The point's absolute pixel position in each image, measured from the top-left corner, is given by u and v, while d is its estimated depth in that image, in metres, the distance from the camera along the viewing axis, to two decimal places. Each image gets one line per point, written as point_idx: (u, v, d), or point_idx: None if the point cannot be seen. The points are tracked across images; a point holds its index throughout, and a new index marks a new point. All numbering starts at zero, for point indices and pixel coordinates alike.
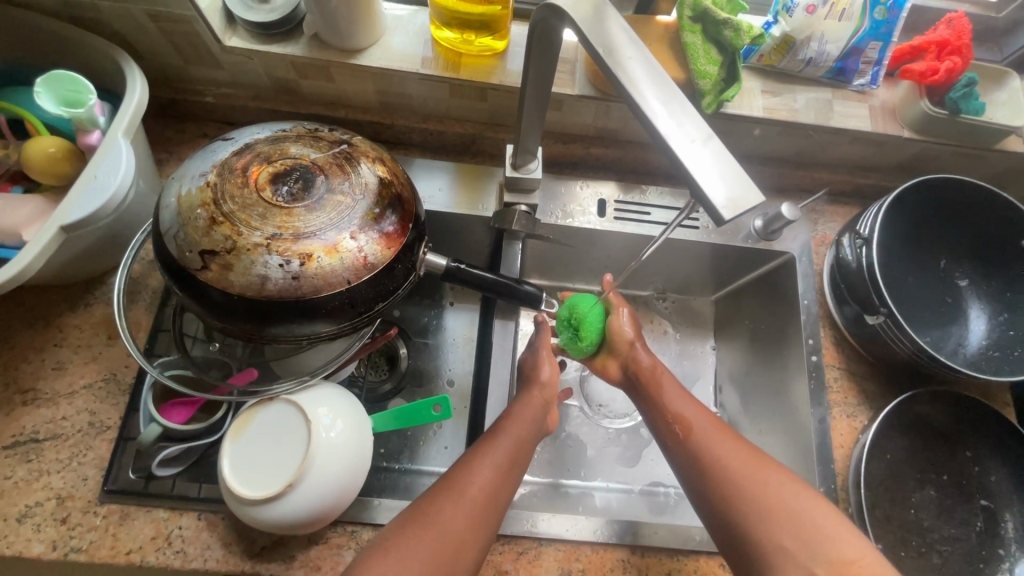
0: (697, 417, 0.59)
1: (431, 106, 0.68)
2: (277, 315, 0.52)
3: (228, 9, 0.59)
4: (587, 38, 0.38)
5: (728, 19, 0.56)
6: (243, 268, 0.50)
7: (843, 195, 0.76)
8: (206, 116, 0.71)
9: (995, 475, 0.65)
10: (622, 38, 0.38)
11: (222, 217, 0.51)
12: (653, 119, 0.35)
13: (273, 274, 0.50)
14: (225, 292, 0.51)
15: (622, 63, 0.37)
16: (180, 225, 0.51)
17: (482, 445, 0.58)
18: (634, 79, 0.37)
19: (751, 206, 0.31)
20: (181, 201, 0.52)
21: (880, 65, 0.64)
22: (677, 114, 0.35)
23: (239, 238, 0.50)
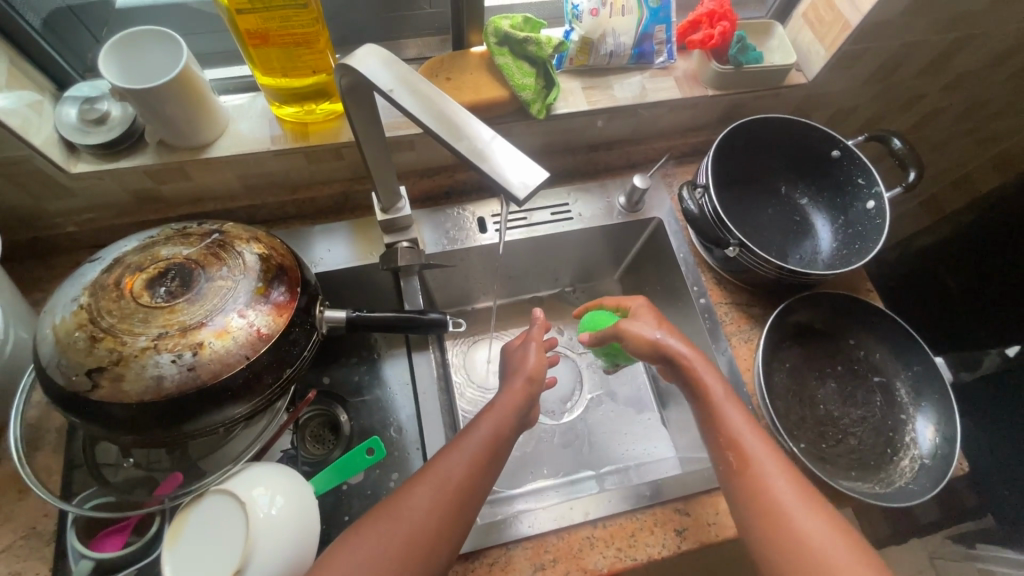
0: (761, 450, 0.56)
1: (294, 178, 0.71)
2: (184, 410, 0.53)
3: (66, 139, 0.60)
4: (375, 84, 0.43)
5: (528, 37, 0.65)
6: (135, 374, 0.51)
7: (686, 156, 0.86)
8: (76, 246, 0.71)
9: (878, 353, 0.73)
10: (411, 73, 0.43)
11: (103, 332, 0.51)
12: (452, 135, 0.40)
13: (167, 371, 0.51)
14: (122, 403, 0.51)
15: (415, 93, 0.42)
16: (61, 353, 0.52)
17: (461, 440, 0.59)
18: (430, 105, 0.42)
19: (538, 183, 0.37)
20: (57, 330, 0.52)
21: (670, 43, 0.75)
22: (465, 127, 0.40)
23: (124, 347, 0.51)
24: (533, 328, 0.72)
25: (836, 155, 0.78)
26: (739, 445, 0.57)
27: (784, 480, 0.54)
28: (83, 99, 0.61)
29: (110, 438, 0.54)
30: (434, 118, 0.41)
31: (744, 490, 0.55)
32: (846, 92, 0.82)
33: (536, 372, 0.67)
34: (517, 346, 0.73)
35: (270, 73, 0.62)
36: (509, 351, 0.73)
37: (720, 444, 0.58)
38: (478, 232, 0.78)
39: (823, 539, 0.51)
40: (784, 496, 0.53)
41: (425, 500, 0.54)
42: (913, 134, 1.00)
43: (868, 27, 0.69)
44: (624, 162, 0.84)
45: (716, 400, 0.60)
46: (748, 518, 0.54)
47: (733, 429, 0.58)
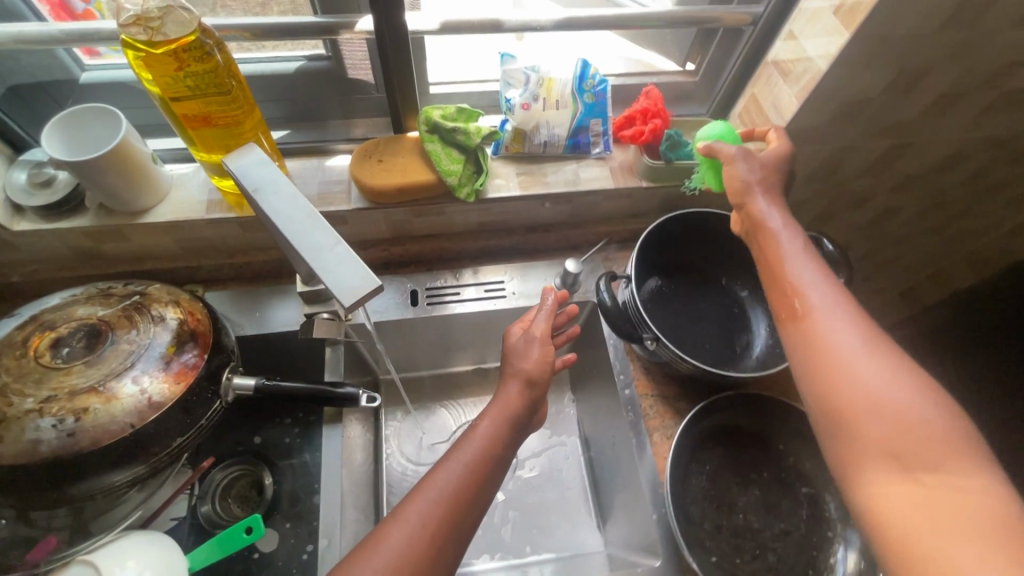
0: (826, 300, 0.49)
1: (230, 244, 0.74)
2: (59, 476, 0.53)
3: (12, 200, 0.64)
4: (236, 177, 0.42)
5: (456, 127, 0.68)
6: (14, 437, 0.52)
7: (629, 241, 0.86)
8: (20, 294, 0.74)
9: (808, 461, 0.69)
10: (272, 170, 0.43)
11: None
12: (299, 236, 0.40)
13: (45, 436, 0.52)
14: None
15: (271, 190, 0.42)
16: None
17: (435, 473, 0.54)
18: (292, 206, 0.41)
19: (371, 291, 0.37)
20: None
21: (607, 134, 0.77)
22: (312, 229, 0.40)
23: (10, 408, 0.52)
24: (535, 327, 0.65)
25: None
26: (782, 277, 0.52)
27: (849, 327, 0.47)
28: (34, 164, 0.66)
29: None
30: (283, 218, 0.40)
31: (802, 344, 0.48)
32: (788, 190, 0.82)
33: (545, 360, 0.63)
34: (515, 338, 0.65)
35: (208, 151, 0.65)
36: (509, 344, 0.65)
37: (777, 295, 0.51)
38: (411, 305, 0.79)
39: (904, 402, 0.42)
40: (811, 306, 0.49)
41: (398, 541, 0.48)
42: (873, 230, 0.99)
43: (793, 132, 0.70)
44: (566, 243, 0.85)
45: (783, 254, 0.53)
46: (805, 382, 0.48)
47: (795, 278, 0.51)
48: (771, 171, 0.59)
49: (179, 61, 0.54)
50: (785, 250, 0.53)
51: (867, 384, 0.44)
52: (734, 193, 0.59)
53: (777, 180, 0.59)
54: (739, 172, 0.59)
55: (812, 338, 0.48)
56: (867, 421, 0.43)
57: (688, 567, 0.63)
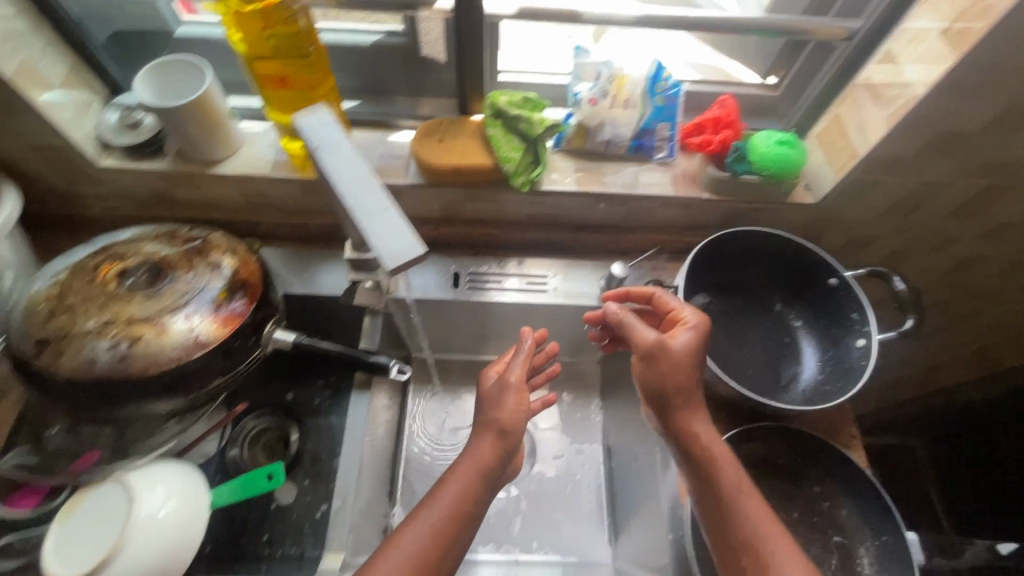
0: (763, 522, 0.53)
1: (289, 205, 0.76)
2: (106, 394, 0.56)
3: (101, 137, 0.69)
4: (305, 136, 0.44)
5: (520, 115, 0.68)
6: (74, 352, 0.56)
7: (681, 253, 0.83)
8: (97, 226, 0.79)
9: (845, 509, 0.65)
10: (337, 131, 0.44)
11: (63, 308, 0.57)
12: (353, 196, 0.41)
13: (101, 356, 0.56)
14: (50, 376, 0.55)
15: (334, 151, 0.43)
16: (24, 319, 0.58)
17: (404, 533, 0.55)
18: (351, 168, 0.42)
19: (414, 257, 0.38)
20: (30, 298, 0.59)
21: (673, 140, 0.75)
22: (367, 191, 0.41)
23: (75, 326, 0.56)
24: (512, 375, 0.66)
25: (833, 284, 0.72)
26: (721, 491, 0.54)
27: (785, 552, 0.51)
28: (124, 107, 0.70)
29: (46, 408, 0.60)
30: (342, 177, 0.41)
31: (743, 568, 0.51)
32: (862, 222, 0.77)
33: (520, 408, 0.64)
34: (493, 382, 0.67)
35: (281, 112, 0.68)
36: (484, 388, 0.67)
37: (716, 513, 0.54)
38: (452, 287, 0.79)
39: None
40: (745, 501, 0.53)
41: None
42: (951, 279, 0.92)
43: (878, 159, 0.65)
44: (616, 247, 0.83)
45: (720, 462, 0.56)
46: None
47: (728, 489, 0.54)
48: (693, 360, 0.59)
49: (267, 20, 0.57)
50: (704, 442, 0.57)
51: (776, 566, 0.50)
52: (654, 344, 0.59)
53: (688, 366, 0.59)
54: (653, 338, 0.59)
55: (727, 522, 0.53)
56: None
57: None
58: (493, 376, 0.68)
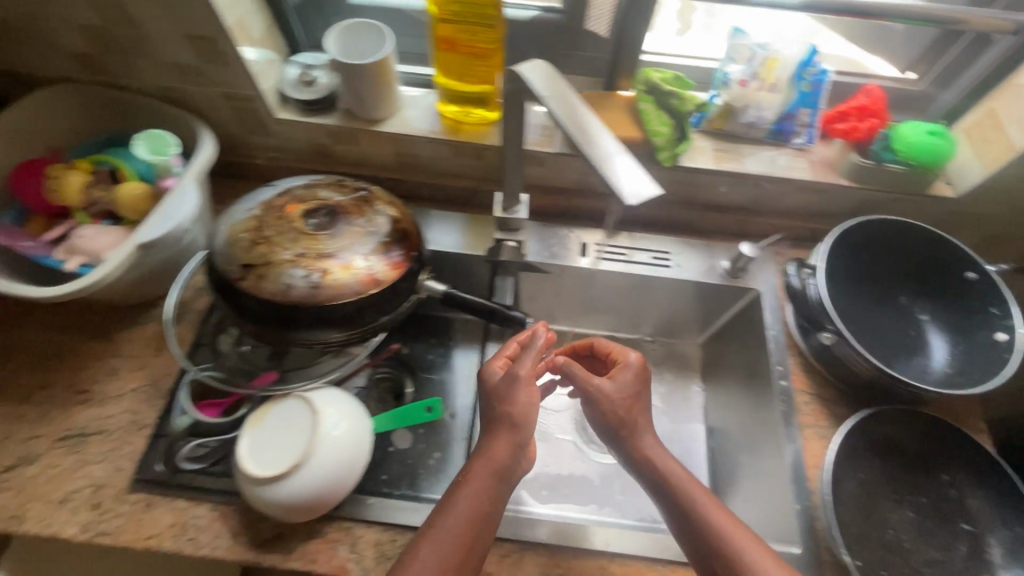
0: (748, 543, 0.53)
1: (437, 166, 0.82)
2: (299, 317, 0.63)
3: (282, 91, 0.76)
4: (539, 90, 0.50)
5: (674, 91, 0.71)
6: (274, 278, 0.62)
7: (804, 240, 0.85)
8: (257, 176, 0.86)
9: (974, 499, 0.66)
10: (567, 88, 0.50)
11: (262, 239, 0.64)
12: (590, 142, 0.47)
13: (297, 283, 0.62)
14: (255, 296, 0.62)
15: (566, 104, 0.49)
16: (228, 245, 0.64)
17: (439, 519, 0.55)
18: (582, 122, 0.48)
19: (651, 196, 0.44)
20: (231, 228, 0.66)
21: (813, 127, 0.77)
22: (601, 140, 0.47)
23: (274, 255, 0.63)
24: (521, 372, 0.61)
25: (972, 277, 0.73)
26: (697, 515, 0.56)
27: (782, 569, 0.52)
28: (304, 65, 0.77)
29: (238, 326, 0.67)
30: (578, 125, 0.48)
31: None
32: (1001, 220, 0.77)
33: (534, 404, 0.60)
34: (499, 376, 0.63)
35: (447, 74, 0.74)
36: (491, 386, 0.62)
37: (691, 535, 0.56)
38: (580, 255, 0.83)
39: None
40: (727, 529, 0.54)
41: None
42: None
43: None
44: (738, 229, 0.85)
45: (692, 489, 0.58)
46: None
47: (703, 513, 0.56)
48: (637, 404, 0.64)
49: None
50: (684, 481, 0.59)
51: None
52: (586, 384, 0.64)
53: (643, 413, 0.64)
54: (605, 390, 0.63)
55: (715, 551, 0.54)
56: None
57: (823, 565, 0.63)
58: (497, 370, 0.63)
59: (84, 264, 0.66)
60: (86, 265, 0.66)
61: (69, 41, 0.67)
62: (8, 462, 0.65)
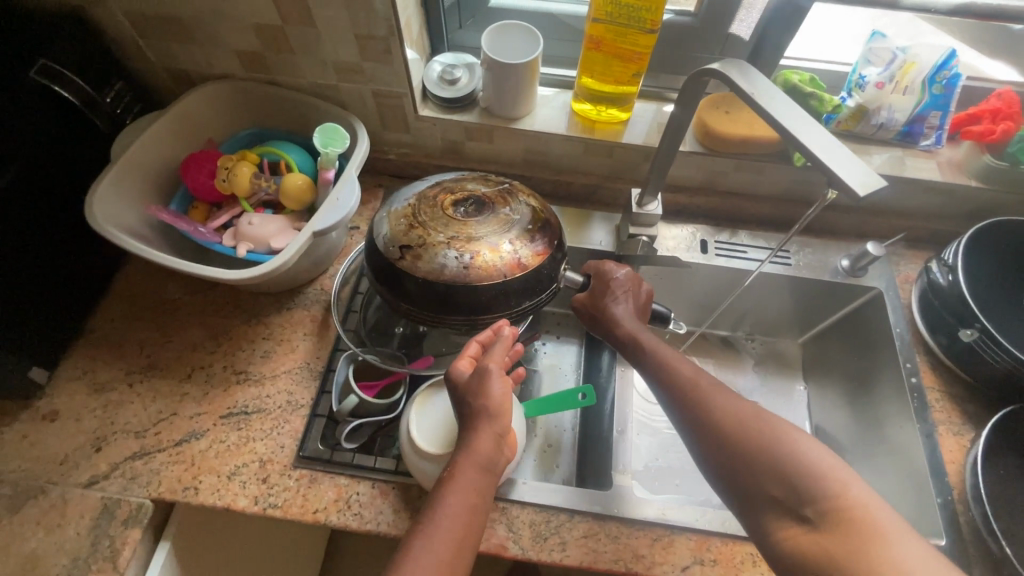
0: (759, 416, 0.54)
1: (565, 163, 0.84)
2: (451, 298, 0.64)
3: (425, 89, 0.80)
4: (738, 84, 0.52)
5: (813, 93, 0.74)
6: (429, 258, 0.64)
7: (920, 241, 0.86)
8: (384, 171, 0.90)
9: None
10: (765, 83, 0.52)
11: (418, 224, 0.66)
12: (803, 133, 0.48)
13: (451, 264, 0.63)
14: (412, 274, 0.64)
15: (768, 98, 0.51)
16: (387, 231, 0.67)
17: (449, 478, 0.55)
18: (789, 110, 0.50)
19: (877, 187, 0.44)
20: (389, 216, 0.68)
21: (941, 129, 0.78)
22: (812, 131, 0.48)
23: (428, 237, 0.65)
24: (465, 372, 0.62)
25: None
26: (702, 400, 0.56)
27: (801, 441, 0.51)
28: (446, 65, 0.81)
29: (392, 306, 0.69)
30: (786, 118, 0.49)
31: (742, 471, 0.52)
32: None
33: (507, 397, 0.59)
34: (468, 376, 0.61)
35: (587, 74, 0.77)
36: (461, 384, 0.61)
37: (704, 423, 0.55)
38: (701, 252, 0.85)
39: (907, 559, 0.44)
40: (737, 411, 0.54)
41: None
42: None
43: None
44: (854, 230, 0.87)
45: (703, 390, 0.57)
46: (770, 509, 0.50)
47: (719, 401, 0.56)
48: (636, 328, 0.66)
49: None
50: (669, 363, 0.61)
51: (777, 440, 0.52)
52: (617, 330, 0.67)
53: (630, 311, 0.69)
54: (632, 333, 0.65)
55: (728, 435, 0.53)
56: (778, 473, 0.50)
57: (975, 559, 0.63)
58: (466, 369, 0.62)
59: (251, 250, 0.69)
60: (253, 251, 0.70)
61: (242, 39, 0.71)
62: (178, 437, 0.68)
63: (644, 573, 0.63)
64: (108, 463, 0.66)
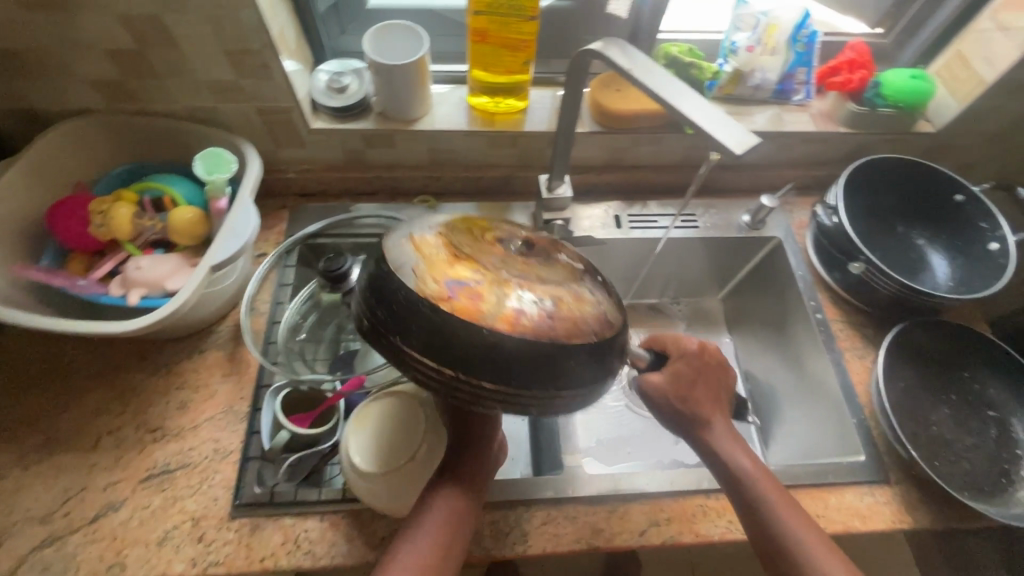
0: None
1: (470, 158, 0.84)
2: (533, 366, 0.41)
3: (314, 101, 0.76)
4: (616, 62, 0.53)
5: (693, 62, 0.78)
6: (495, 301, 0.42)
7: (807, 188, 0.93)
8: (285, 191, 0.86)
9: (993, 388, 0.75)
10: (642, 59, 0.54)
11: (465, 256, 0.45)
12: (681, 103, 0.50)
13: (528, 309, 0.42)
14: (474, 321, 0.41)
15: (647, 73, 0.53)
16: (416, 264, 0.44)
17: (419, 514, 0.53)
18: (667, 83, 0.52)
19: (753, 143, 0.47)
20: (417, 243, 0.45)
21: (808, 84, 0.85)
22: (690, 100, 0.50)
23: (485, 273, 0.44)
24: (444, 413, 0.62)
25: (959, 199, 0.82)
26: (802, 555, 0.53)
27: None
28: (332, 73, 0.77)
29: (419, 375, 0.43)
30: (666, 91, 0.51)
31: None
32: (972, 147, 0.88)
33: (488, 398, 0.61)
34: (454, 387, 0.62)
35: (479, 67, 0.76)
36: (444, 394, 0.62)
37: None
38: (615, 228, 0.87)
39: None
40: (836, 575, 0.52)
41: None
42: None
43: (1004, 85, 0.76)
44: (750, 185, 0.92)
45: (804, 546, 0.54)
46: None
47: (818, 559, 0.53)
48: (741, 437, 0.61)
49: None
50: (756, 477, 0.57)
51: None
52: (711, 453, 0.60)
53: (710, 390, 0.62)
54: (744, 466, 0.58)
55: None
56: None
57: (888, 466, 0.71)
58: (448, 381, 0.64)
59: (145, 296, 0.64)
60: (147, 296, 0.64)
61: (95, 67, 0.64)
62: (93, 513, 0.62)
63: (605, 545, 0.64)
64: (12, 559, 0.59)
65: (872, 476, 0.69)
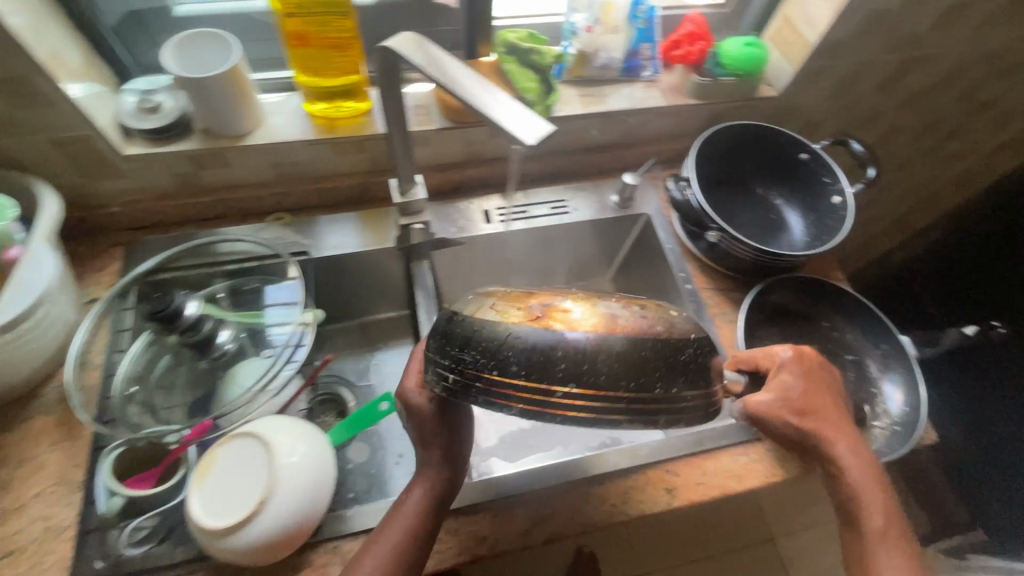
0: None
1: (319, 169, 0.79)
2: (646, 359, 0.42)
3: (123, 124, 0.68)
4: (410, 58, 0.49)
5: (532, 48, 0.75)
6: (586, 308, 0.46)
7: (671, 161, 0.95)
8: (116, 227, 0.78)
9: (848, 333, 0.80)
10: (438, 52, 0.50)
11: (528, 293, 0.49)
12: (478, 98, 0.47)
13: (619, 310, 0.46)
14: (561, 333, 0.42)
15: (443, 66, 0.49)
16: (491, 306, 0.47)
17: (388, 524, 0.55)
18: (463, 76, 0.49)
19: (547, 132, 0.45)
20: (495, 292, 0.50)
21: (654, 59, 0.85)
22: (485, 93, 0.47)
23: (553, 298, 0.48)
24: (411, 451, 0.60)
25: (805, 157, 0.86)
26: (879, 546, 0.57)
27: None
28: (141, 91, 0.70)
29: (521, 393, 0.41)
30: (461, 85, 0.47)
31: None
32: (813, 106, 0.92)
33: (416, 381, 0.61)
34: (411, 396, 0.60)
35: (306, 72, 0.71)
36: (406, 405, 0.59)
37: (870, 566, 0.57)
38: (485, 223, 0.85)
39: None
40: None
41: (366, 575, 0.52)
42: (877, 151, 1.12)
43: (826, 45, 0.79)
44: (616, 164, 0.93)
45: (882, 535, 0.58)
46: None
47: (876, 555, 0.57)
48: (859, 446, 0.62)
49: None
50: (847, 469, 0.60)
51: None
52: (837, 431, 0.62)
53: (824, 395, 0.63)
54: (841, 454, 0.60)
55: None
56: None
57: None
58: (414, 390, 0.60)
59: None
60: None
61: None
62: None
63: (491, 552, 0.63)
64: None
65: (746, 435, 0.72)
